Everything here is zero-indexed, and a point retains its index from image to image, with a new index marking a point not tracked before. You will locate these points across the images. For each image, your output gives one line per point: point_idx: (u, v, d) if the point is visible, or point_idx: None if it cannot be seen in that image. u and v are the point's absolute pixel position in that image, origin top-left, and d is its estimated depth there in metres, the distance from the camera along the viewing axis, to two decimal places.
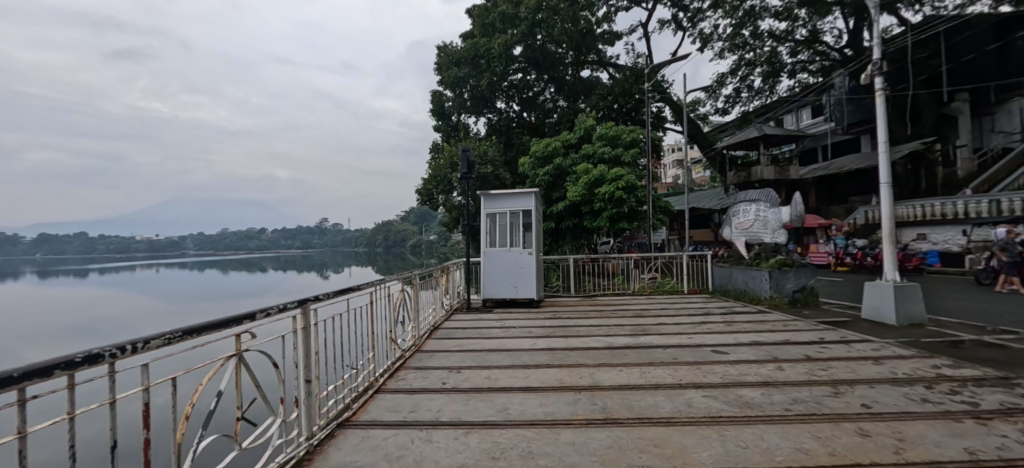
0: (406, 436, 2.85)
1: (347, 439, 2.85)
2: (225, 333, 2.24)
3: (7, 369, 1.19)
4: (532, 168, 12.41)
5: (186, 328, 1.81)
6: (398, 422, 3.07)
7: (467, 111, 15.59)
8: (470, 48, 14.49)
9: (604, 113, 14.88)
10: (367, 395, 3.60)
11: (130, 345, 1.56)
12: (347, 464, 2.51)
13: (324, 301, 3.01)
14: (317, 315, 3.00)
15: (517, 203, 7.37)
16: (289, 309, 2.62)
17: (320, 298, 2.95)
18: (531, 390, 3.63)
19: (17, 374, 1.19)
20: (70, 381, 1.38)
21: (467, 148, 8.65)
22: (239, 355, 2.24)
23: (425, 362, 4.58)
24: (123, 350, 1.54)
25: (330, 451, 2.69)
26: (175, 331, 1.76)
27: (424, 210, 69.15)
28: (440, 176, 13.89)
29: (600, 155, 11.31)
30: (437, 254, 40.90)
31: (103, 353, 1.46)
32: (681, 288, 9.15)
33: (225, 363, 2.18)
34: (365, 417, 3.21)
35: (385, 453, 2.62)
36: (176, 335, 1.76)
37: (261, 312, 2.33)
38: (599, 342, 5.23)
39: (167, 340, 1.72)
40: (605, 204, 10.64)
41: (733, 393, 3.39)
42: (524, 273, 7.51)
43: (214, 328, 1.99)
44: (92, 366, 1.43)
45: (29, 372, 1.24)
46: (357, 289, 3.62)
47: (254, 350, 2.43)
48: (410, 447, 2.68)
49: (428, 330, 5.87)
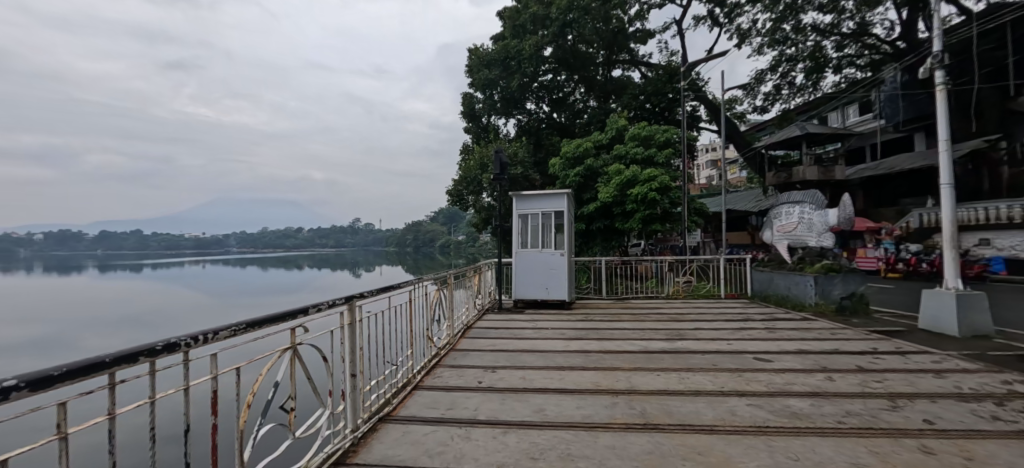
0: (446, 432, 2.89)
1: (390, 432, 2.92)
2: (281, 327, 2.33)
3: (99, 355, 1.38)
4: (563, 169, 12.19)
5: (250, 321, 1.93)
6: (436, 419, 3.11)
7: (497, 112, 15.49)
8: (500, 49, 14.54)
9: (637, 113, 14.61)
10: (405, 391, 3.66)
11: (202, 335, 1.70)
12: (390, 458, 2.56)
13: (368, 298, 3.10)
14: (362, 312, 3.10)
15: (550, 204, 7.36)
16: (336, 305, 2.72)
17: (365, 295, 3.05)
18: (567, 391, 3.60)
19: (109, 359, 1.39)
20: (152, 367, 1.55)
21: (500, 149, 8.69)
22: (294, 348, 2.34)
23: (461, 361, 4.62)
24: (196, 340, 1.68)
25: (373, 443, 2.76)
26: (240, 323, 1.88)
27: (453, 211, 69.99)
28: (471, 177, 13.96)
29: (633, 155, 11.10)
30: (466, 254, 41.10)
31: (179, 343, 1.61)
32: (717, 292, 8.81)
33: (282, 355, 2.28)
34: (405, 412, 3.27)
35: (426, 449, 2.66)
36: (242, 326, 1.89)
37: (313, 306, 2.44)
38: (634, 346, 5.11)
39: (235, 331, 1.86)
40: (637, 206, 10.46)
41: (780, 402, 3.25)
42: (555, 274, 7.44)
43: (274, 320, 2.11)
44: (161, 356, 1.58)
45: (119, 357, 1.42)
46: (398, 287, 3.72)
47: (307, 344, 2.53)
48: (450, 443, 2.71)
49: (461, 329, 5.91)
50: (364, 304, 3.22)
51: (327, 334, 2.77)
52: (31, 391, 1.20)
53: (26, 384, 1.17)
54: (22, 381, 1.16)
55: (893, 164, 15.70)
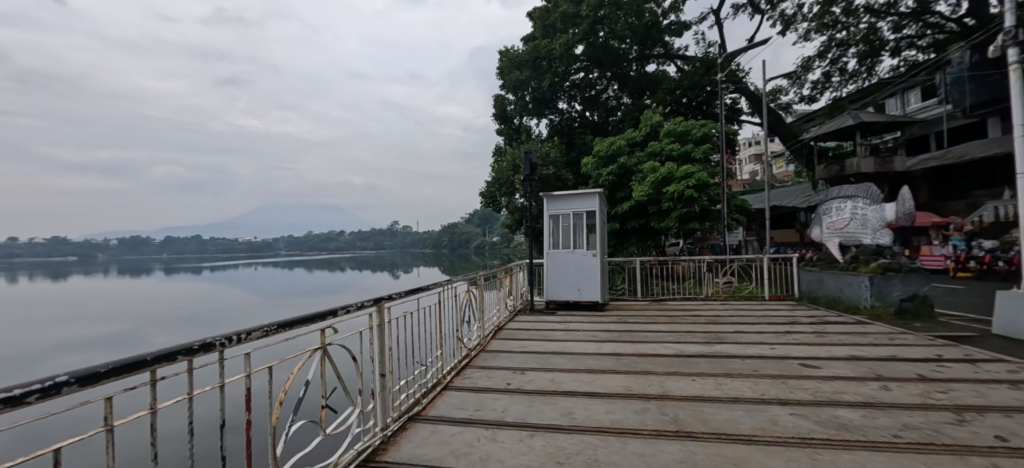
0: (472, 433, 2.89)
1: (418, 432, 2.96)
2: (312, 327, 2.40)
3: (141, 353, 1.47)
4: (596, 168, 11.93)
5: (281, 322, 2.01)
6: (464, 420, 3.12)
7: (529, 112, 15.48)
8: (531, 50, 14.48)
9: (673, 108, 14.13)
10: (434, 391, 3.69)
11: (236, 335, 1.78)
12: (417, 457, 2.59)
13: (396, 299, 3.15)
14: (391, 312, 3.15)
15: (582, 204, 7.26)
16: (365, 307, 2.78)
17: (393, 296, 3.10)
18: (597, 395, 3.53)
19: (151, 357, 1.47)
20: (191, 365, 1.63)
21: (530, 150, 8.65)
22: (323, 348, 2.40)
23: (491, 362, 4.63)
24: (230, 340, 1.76)
25: (401, 442, 2.81)
26: (270, 324, 1.95)
27: (488, 213, 70.51)
28: (503, 178, 14.01)
29: (668, 152, 10.75)
30: (501, 255, 41.34)
31: (214, 342, 1.70)
32: (761, 294, 8.35)
33: (312, 355, 2.35)
34: (434, 412, 3.31)
35: (452, 449, 2.68)
36: (273, 328, 1.97)
37: (343, 308, 2.49)
38: (668, 349, 4.94)
39: (266, 332, 1.94)
40: (674, 204, 10.13)
41: (828, 412, 3.02)
42: (587, 275, 7.32)
43: (304, 322, 2.18)
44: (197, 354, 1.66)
45: (159, 355, 1.51)
46: (427, 288, 3.77)
47: (337, 344, 2.59)
48: (476, 444, 2.71)
49: (492, 330, 5.93)
50: (393, 305, 3.27)
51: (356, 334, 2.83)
52: (81, 386, 1.29)
53: (75, 379, 1.27)
54: (72, 376, 1.26)
55: (962, 153, 14.39)
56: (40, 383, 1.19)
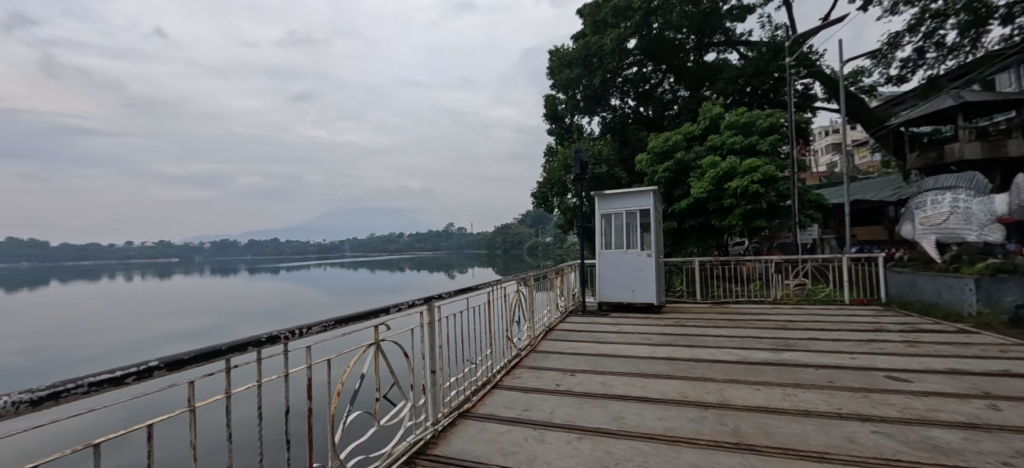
0: (520, 433, 2.88)
1: (467, 428, 3.01)
2: (366, 324, 2.52)
3: (218, 344, 1.61)
4: (651, 165, 11.46)
5: (339, 318, 2.14)
6: (512, 419, 3.12)
7: (580, 111, 15.27)
8: (581, 47, 14.23)
9: (735, 97, 13.26)
10: (484, 388, 3.74)
11: (299, 329, 1.92)
12: (466, 453, 2.64)
13: (446, 299, 3.22)
14: (441, 312, 3.23)
15: (635, 202, 7.02)
16: (416, 305, 2.87)
17: (443, 296, 3.17)
18: (649, 400, 3.38)
19: (226, 347, 1.62)
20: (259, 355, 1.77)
21: (580, 148, 8.50)
22: (377, 344, 2.52)
23: (540, 362, 4.60)
24: (294, 334, 1.90)
25: (451, 437, 2.87)
26: (328, 320, 2.08)
27: (541, 214, 70.39)
28: (555, 178, 13.88)
29: (730, 145, 10.09)
30: (554, 255, 41.08)
31: (280, 335, 1.83)
32: (840, 297, 7.57)
33: (367, 350, 2.47)
34: (483, 409, 3.34)
35: (500, 447, 2.69)
36: (331, 323, 2.10)
37: (395, 306, 2.60)
38: (731, 355, 4.61)
39: (323, 328, 2.06)
40: (736, 200, 9.49)
41: (919, 432, 2.67)
42: (641, 276, 7.04)
43: (360, 318, 2.30)
44: (265, 344, 1.79)
45: (233, 346, 1.65)
46: (477, 288, 3.81)
47: (389, 340, 2.71)
48: (523, 444, 2.70)
49: (542, 330, 5.89)
50: (443, 304, 3.34)
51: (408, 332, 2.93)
52: (169, 371, 1.44)
53: (164, 364, 1.42)
54: (161, 361, 1.41)
55: None
56: (136, 367, 1.35)
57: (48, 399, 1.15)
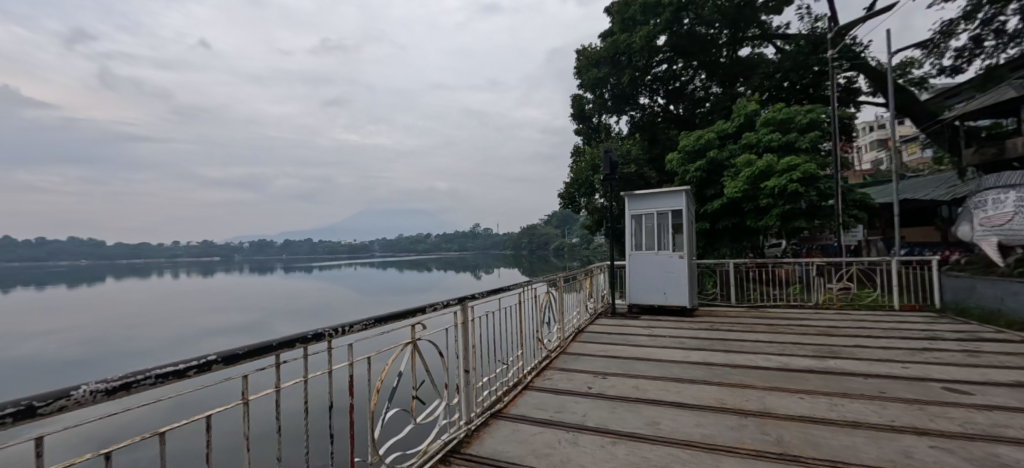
0: (553, 435, 2.84)
1: (500, 428, 2.98)
2: (403, 323, 2.54)
3: (269, 339, 1.65)
4: (682, 164, 11.14)
5: (380, 316, 2.16)
6: (545, 420, 3.07)
7: (608, 110, 15.03)
8: (609, 46, 14.02)
9: (772, 93, 12.71)
10: (515, 389, 3.71)
11: (343, 327, 1.94)
12: (500, 453, 2.62)
13: (479, 299, 3.20)
14: (474, 312, 3.21)
15: (667, 202, 6.83)
16: (451, 305, 2.87)
17: (476, 296, 3.15)
18: (686, 406, 3.26)
19: (276, 343, 1.65)
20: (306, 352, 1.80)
21: (610, 148, 8.36)
22: (413, 343, 2.53)
23: (571, 364, 4.53)
24: (338, 331, 1.92)
25: (484, 437, 2.86)
26: (368, 319, 2.08)
27: (568, 214, 69.82)
28: (582, 179, 13.70)
29: (767, 143, 9.69)
30: (581, 257, 40.64)
31: (325, 332, 1.86)
32: (888, 303, 7.12)
33: (404, 349, 2.48)
34: (515, 410, 3.31)
35: (533, 448, 2.66)
36: (373, 321, 2.11)
37: (431, 305, 2.60)
38: (770, 362, 4.40)
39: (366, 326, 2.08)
40: (774, 200, 9.10)
41: (986, 449, 2.45)
42: (674, 278, 6.84)
43: (398, 317, 2.32)
44: (311, 342, 1.82)
45: (283, 342, 1.69)
46: (508, 289, 3.77)
47: (425, 339, 2.71)
48: (557, 446, 2.65)
49: (572, 332, 5.81)
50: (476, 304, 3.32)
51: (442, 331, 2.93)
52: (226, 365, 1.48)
53: (221, 358, 1.45)
54: (217, 355, 1.44)
55: None
56: (195, 361, 1.39)
57: (121, 389, 1.21)
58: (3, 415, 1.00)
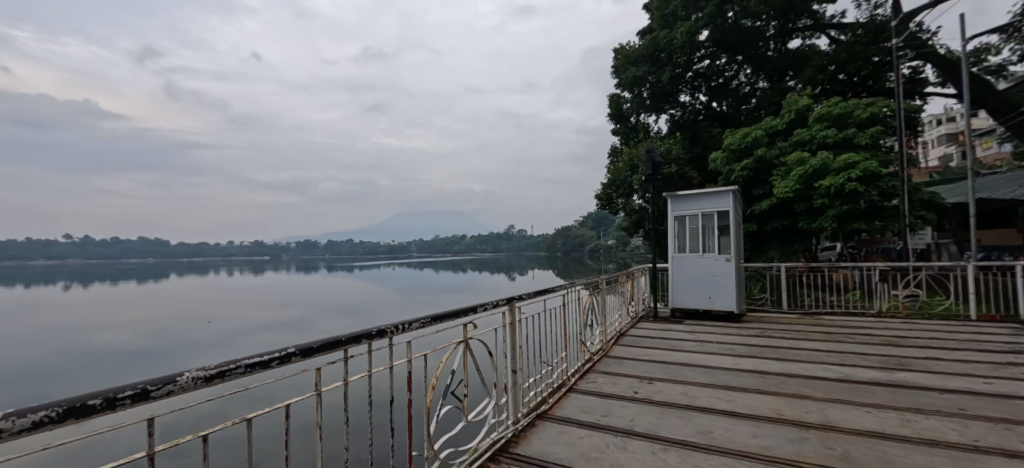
0: (600, 438, 2.77)
1: (546, 430, 2.95)
2: (455, 322, 2.57)
3: (338, 335, 1.78)
4: (726, 163, 10.67)
5: (436, 316, 2.22)
6: (592, 423, 3.01)
7: (647, 109, 14.66)
8: (649, 43, 13.65)
9: (826, 87, 11.94)
10: (561, 391, 3.67)
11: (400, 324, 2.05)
12: (548, 454, 2.60)
13: (527, 300, 3.19)
14: (522, 313, 3.20)
15: (713, 203, 6.54)
16: (500, 306, 2.87)
17: (524, 297, 3.15)
18: (739, 415, 3.09)
19: (345, 338, 1.79)
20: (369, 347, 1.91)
21: (651, 148, 8.13)
22: (465, 342, 2.57)
23: (614, 368, 4.41)
24: (396, 328, 2.03)
25: (532, 438, 2.84)
26: (425, 317, 2.16)
27: (603, 216, 68.80)
28: (620, 179, 13.40)
29: (821, 139, 9.14)
30: (618, 260, 39.91)
31: (385, 330, 1.97)
32: (963, 312, 6.51)
33: (456, 347, 2.53)
34: (561, 412, 3.26)
35: (581, 452, 2.62)
36: (429, 321, 2.18)
37: (483, 305, 2.62)
38: (830, 371, 4.10)
39: (422, 324, 2.16)
40: (829, 200, 8.56)
41: None
42: (720, 282, 6.54)
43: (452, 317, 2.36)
44: (374, 338, 1.93)
45: (351, 336, 1.82)
46: (554, 291, 3.72)
47: (475, 339, 2.75)
48: (605, 451, 2.59)
49: (614, 335, 5.68)
50: (523, 305, 3.31)
51: (490, 331, 2.95)
52: (302, 357, 1.63)
53: (299, 351, 1.61)
54: (296, 348, 1.60)
55: None
56: (277, 353, 1.54)
57: (217, 376, 1.37)
58: (123, 397, 1.16)
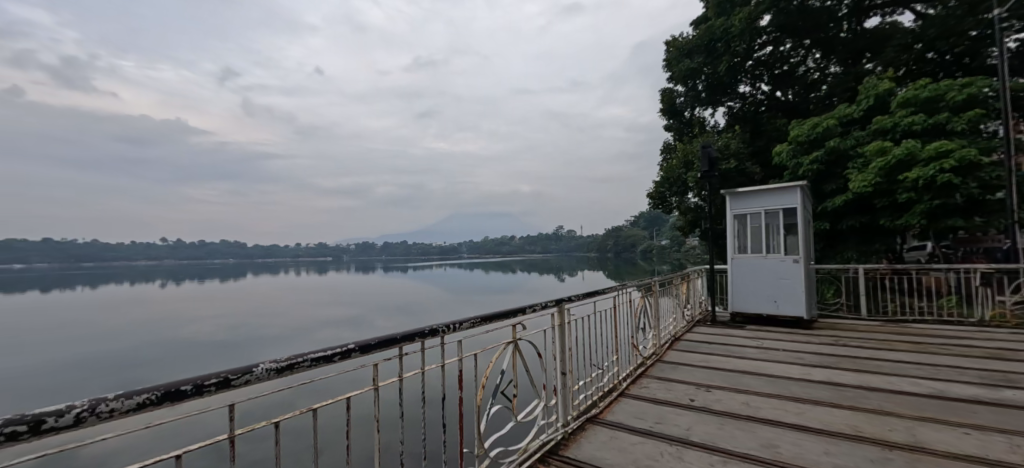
0: (654, 447, 2.65)
1: (597, 435, 2.88)
2: (504, 322, 2.57)
3: (393, 332, 1.84)
4: (793, 156, 9.88)
5: (486, 316, 2.24)
6: (645, 430, 2.89)
7: (702, 102, 14.03)
8: (703, 33, 12.99)
9: (911, 68, 10.73)
10: (612, 395, 3.56)
11: (452, 324, 2.08)
12: (599, 459, 2.54)
13: (576, 301, 3.12)
14: (572, 314, 3.14)
15: (776, 200, 6.09)
16: (550, 307, 2.83)
17: (573, 299, 3.07)
18: (809, 429, 2.83)
19: (400, 336, 1.85)
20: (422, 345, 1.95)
21: (707, 144, 7.72)
22: (514, 343, 2.56)
23: (669, 373, 4.21)
24: (449, 328, 2.08)
25: (582, 441, 2.79)
26: (476, 317, 2.18)
27: (656, 215, 66.48)
28: (674, 177, 12.86)
29: (905, 126, 8.21)
30: (673, 260, 38.40)
31: (438, 329, 2.02)
32: None
33: (505, 348, 2.54)
34: (612, 417, 3.16)
35: (633, 459, 2.52)
36: (478, 320, 2.20)
37: (532, 306, 2.60)
38: (919, 386, 3.65)
39: (473, 324, 2.19)
40: (916, 194, 7.68)
41: None
42: (786, 285, 6.06)
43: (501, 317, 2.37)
44: (427, 336, 1.98)
45: (406, 334, 1.88)
46: (604, 293, 3.62)
47: (525, 339, 2.75)
48: (660, 459, 2.48)
49: (668, 339, 5.43)
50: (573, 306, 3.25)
51: (540, 332, 2.92)
52: (362, 353, 1.70)
53: (358, 347, 1.68)
54: (355, 345, 1.67)
55: None
56: (339, 349, 1.63)
57: (286, 369, 1.47)
58: (209, 384, 1.28)
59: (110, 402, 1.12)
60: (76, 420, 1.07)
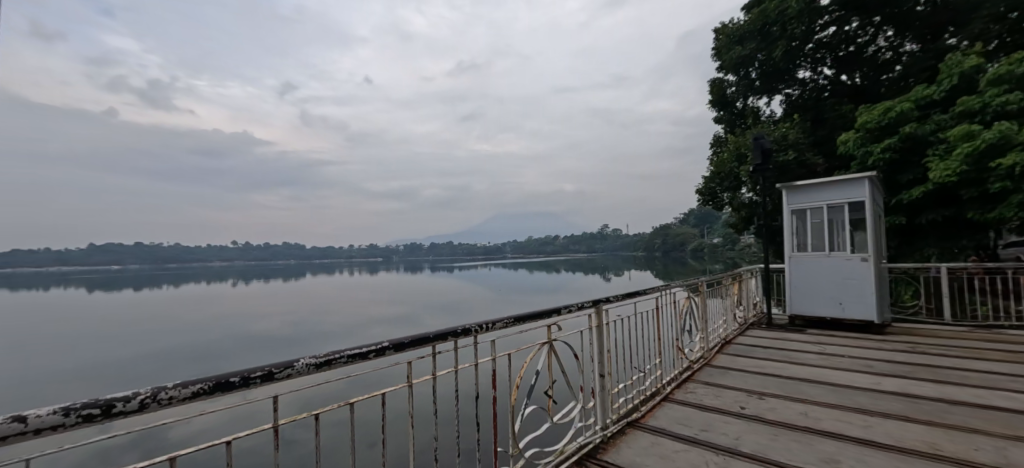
0: (699, 455, 2.51)
1: (637, 440, 2.77)
2: (539, 322, 2.53)
3: (425, 331, 1.86)
4: (859, 145, 9.02)
5: (518, 316, 2.21)
6: (690, 438, 2.74)
7: (756, 91, 13.25)
8: (756, 17, 12.19)
9: (1005, 40, 9.51)
10: (654, 400, 3.42)
11: (485, 324, 2.07)
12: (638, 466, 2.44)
13: (616, 301, 3.01)
14: (610, 315, 3.04)
15: (840, 194, 5.61)
16: (586, 307, 2.75)
17: (612, 299, 2.96)
18: (877, 445, 2.56)
19: (433, 334, 1.86)
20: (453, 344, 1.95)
21: (761, 135, 7.22)
22: (550, 344, 2.50)
23: (717, 378, 3.98)
24: (482, 327, 2.06)
25: (621, 446, 2.69)
26: (508, 317, 2.15)
27: (708, 212, 63.43)
28: (725, 171, 12.20)
29: (998, 105, 7.26)
30: (726, 260, 36.47)
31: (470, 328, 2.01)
32: None
33: (540, 348, 2.49)
34: (654, 422, 3.03)
35: None
36: (511, 320, 2.18)
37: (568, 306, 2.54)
38: (1013, 401, 3.21)
39: (506, 324, 2.17)
40: (1012, 183, 6.77)
41: None
42: (853, 285, 5.55)
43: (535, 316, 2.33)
44: (460, 336, 1.98)
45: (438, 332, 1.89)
46: (645, 293, 3.47)
47: (561, 340, 2.69)
48: None
49: (717, 342, 5.14)
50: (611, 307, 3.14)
51: (577, 333, 2.85)
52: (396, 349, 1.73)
53: (392, 345, 1.71)
54: (389, 342, 1.71)
55: None
56: (373, 346, 1.67)
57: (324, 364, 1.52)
58: (254, 376, 1.35)
59: (169, 390, 1.20)
60: (141, 405, 1.15)
